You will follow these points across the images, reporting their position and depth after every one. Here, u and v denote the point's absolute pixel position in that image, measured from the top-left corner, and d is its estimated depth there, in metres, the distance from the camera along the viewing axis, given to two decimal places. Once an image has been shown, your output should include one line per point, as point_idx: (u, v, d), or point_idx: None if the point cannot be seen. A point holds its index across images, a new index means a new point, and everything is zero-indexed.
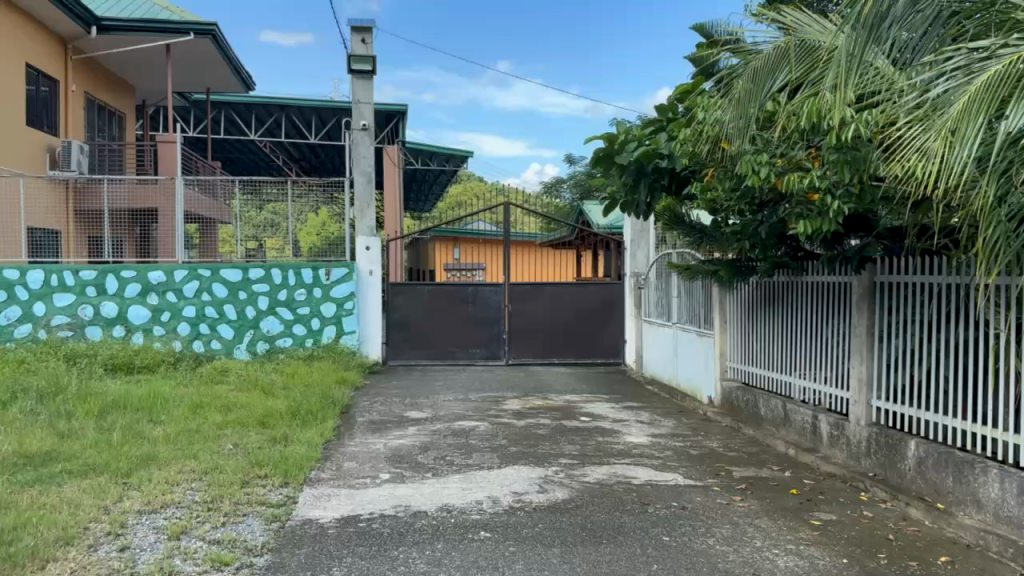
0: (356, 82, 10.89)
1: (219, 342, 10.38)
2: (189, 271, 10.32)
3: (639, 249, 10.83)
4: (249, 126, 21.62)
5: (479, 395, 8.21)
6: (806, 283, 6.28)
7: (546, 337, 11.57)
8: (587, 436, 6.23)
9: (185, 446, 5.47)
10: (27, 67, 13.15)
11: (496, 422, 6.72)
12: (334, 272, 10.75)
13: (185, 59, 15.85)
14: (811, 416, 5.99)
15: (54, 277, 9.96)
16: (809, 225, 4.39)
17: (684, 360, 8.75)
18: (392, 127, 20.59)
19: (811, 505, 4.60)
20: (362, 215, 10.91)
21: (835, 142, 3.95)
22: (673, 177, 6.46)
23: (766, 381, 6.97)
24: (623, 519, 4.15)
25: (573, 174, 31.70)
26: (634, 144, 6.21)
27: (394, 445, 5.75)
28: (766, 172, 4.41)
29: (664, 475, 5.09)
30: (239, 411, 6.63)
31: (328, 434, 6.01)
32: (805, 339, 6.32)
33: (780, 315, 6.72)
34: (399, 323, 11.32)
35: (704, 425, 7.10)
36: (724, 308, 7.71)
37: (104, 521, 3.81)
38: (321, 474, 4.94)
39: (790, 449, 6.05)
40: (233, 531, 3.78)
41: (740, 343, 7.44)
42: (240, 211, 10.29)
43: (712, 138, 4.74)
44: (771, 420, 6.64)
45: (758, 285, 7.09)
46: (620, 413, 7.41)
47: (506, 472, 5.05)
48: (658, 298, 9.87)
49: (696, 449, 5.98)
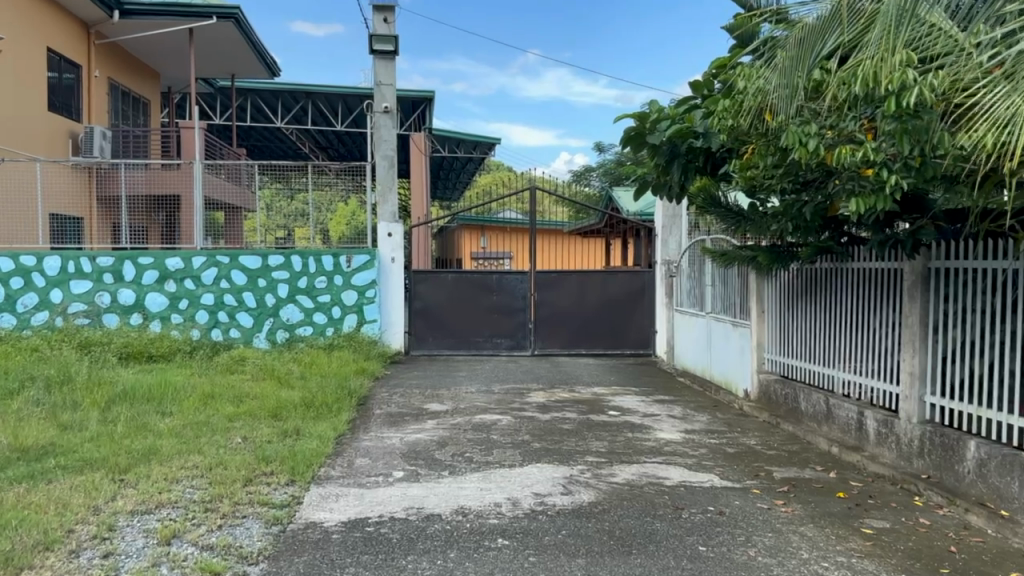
0: (378, 62, 10.56)
1: (238, 330, 10.14)
2: (207, 258, 10.08)
3: (671, 235, 10.40)
4: (275, 113, 21.43)
5: (503, 386, 7.88)
6: (851, 269, 5.85)
7: (574, 328, 11.18)
8: (615, 432, 5.87)
9: (191, 440, 5.22)
10: (48, 52, 12.98)
11: (519, 415, 6.38)
12: (354, 259, 10.45)
13: (208, 43, 15.59)
14: (857, 412, 5.59)
15: (70, 263, 9.80)
16: (861, 203, 3.95)
17: (719, 351, 8.33)
18: (419, 113, 20.25)
19: (860, 511, 4.20)
20: (383, 201, 10.54)
21: (894, 109, 3.51)
22: (708, 157, 6.09)
23: (806, 374, 6.57)
24: (655, 525, 3.80)
25: (602, 163, 31.20)
26: (666, 122, 5.85)
27: (410, 440, 5.43)
28: (815, 144, 4.01)
29: (699, 476, 4.72)
30: (250, 403, 6.37)
31: (342, 427, 5.71)
32: (850, 330, 5.91)
33: (822, 303, 6.30)
34: (422, 311, 11.00)
35: (739, 420, 6.71)
36: (761, 296, 7.29)
37: (91, 523, 3.54)
38: (331, 472, 4.62)
39: (833, 448, 5.67)
40: (228, 536, 3.48)
41: (779, 334, 7.03)
42: (268, 201, 10.02)
43: (754, 109, 4.34)
44: (812, 416, 6.24)
45: (798, 271, 6.66)
46: (650, 406, 7.03)
47: (528, 470, 4.70)
48: (691, 287, 9.46)
49: (733, 446, 5.59)
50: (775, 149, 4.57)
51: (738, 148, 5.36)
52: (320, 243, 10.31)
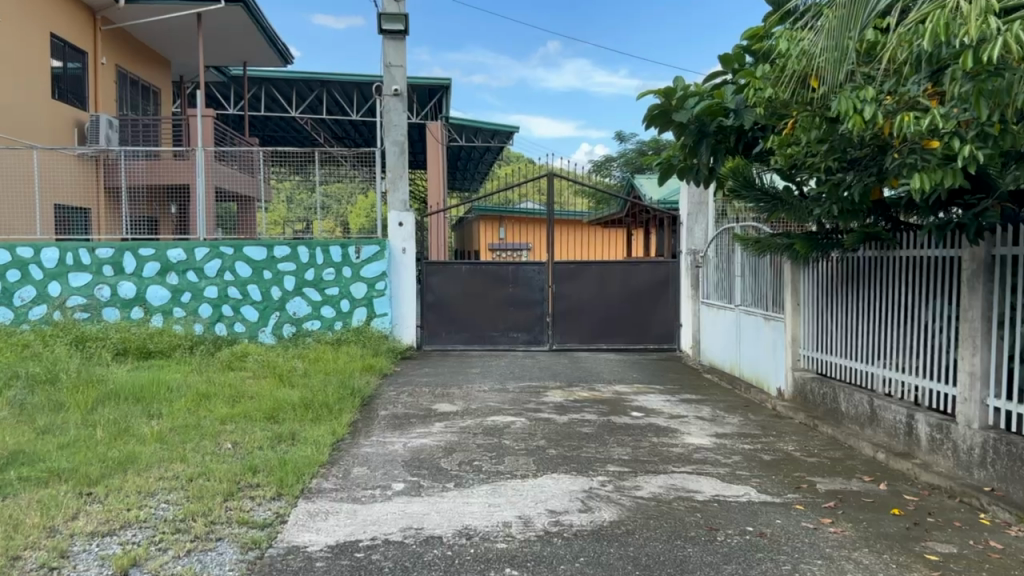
0: (388, 43, 10.08)
1: (243, 324, 9.75)
2: (210, 248, 9.68)
3: (697, 224, 9.88)
4: (290, 103, 21.02)
5: (518, 385, 7.40)
6: (898, 259, 5.30)
7: (594, 322, 10.68)
8: (639, 436, 5.37)
9: (175, 446, 4.79)
10: (52, 38, 12.60)
11: (535, 417, 5.90)
12: (364, 250, 10.01)
13: (217, 28, 15.15)
14: (906, 414, 5.07)
15: (69, 255, 9.44)
16: (926, 178, 3.38)
17: (750, 347, 7.80)
18: (435, 101, 19.76)
19: (921, 532, 3.68)
20: (394, 188, 10.03)
21: (971, 65, 2.94)
22: (740, 137, 5.61)
23: (847, 372, 6.04)
24: (687, 551, 3.31)
25: (624, 152, 30.51)
26: (695, 99, 5.38)
27: (414, 446, 4.96)
28: (873, 111, 3.36)
29: (735, 489, 4.22)
30: (246, 403, 5.94)
31: (341, 430, 5.25)
32: (896, 323, 5.37)
33: (865, 294, 5.77)
34: (434, 304, 10.54)
35: (774, 422, 6.20)
36: (797, 288, 6.76)
37: (42, 548, 3.12)
38: (323, 484, 4.16)
39: (879, 454, 5.15)
40: (195, 565, 3.03)
41: (815, 328, 6.51)
42: (288, 192, 9.64)
43: (799, 75, 3.75)
44: (854, 418, 5.73)
45: (838, 260, 6.11)
46: (677, 407, 6.52)
47: (543, 482, 4.22)
48: (719, 279, 8.93)
49: (769, 453, 5.07)
50: (823, 122, 4.03)
51: (776, 122, 4.86)
52: (336, 234, 10.02)
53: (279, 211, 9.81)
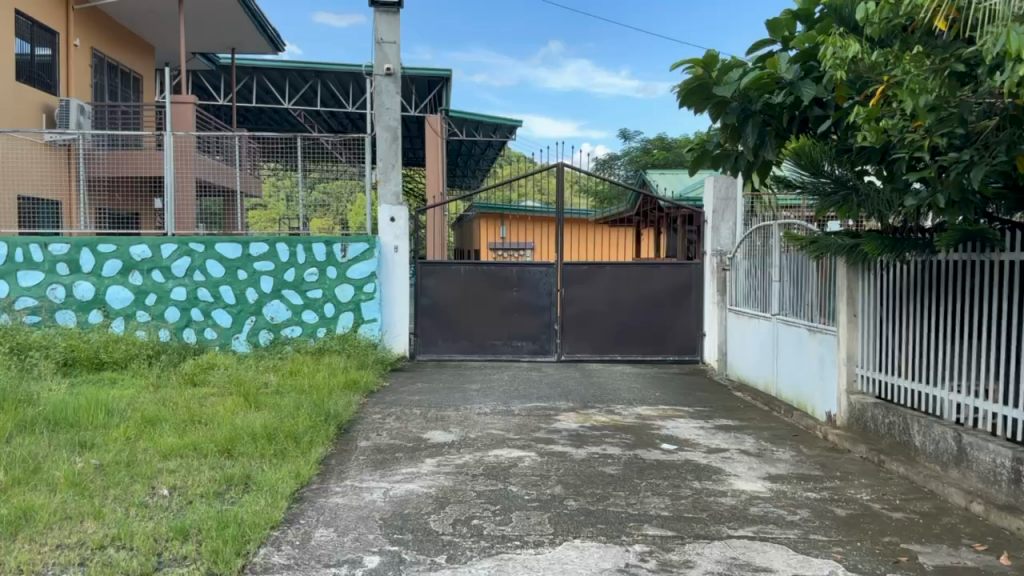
0: (379, 17, 9.06)
1: (215, 330, 8.73)
2: (179, 245, 8.66)
3: (724, 221, 8.95)
4: (282, 93, 19.93)
5: (524, 406, 6.38)
6: (996, 263, 4.28)
7: (606, 330, 9.66)
8: (678, 480, 4.35)
9: (91, 493, 3.76)
10: (18, 16, 11.55)
11: (546, 452, 4.87)
12: (350, 248, 8.98)
13: (203, 10, 14.12)
14: (1012, 457, 4.02)
15: (18, 251, 8.41)
16: None
17: (790, 363, 6.80)
18: (435, 95, 18.69)
19: None
20: (385, 179, 9.08)
21: None
22: (794, 117, 4.62)
23: (921, 399, 5.00)
24: None
25: (629, 151, 29.43)
26: (739, 70, 4.38)
27: (398, 495, 3.95)
28: None
29: (815, 565, 3.20)
30: (199, 431, 4.91)
31: (307, 471, 4.23)
32: (987, 342, 4.35)
33: (946, 306, 4.75)
34: (429, 310, 9.51)
35: (831, 458, 5.17)
36: (854, 296, 5.76)
37: None
38: (273, 556, 3.15)
39: (976, 505, 4.10)
40: None
41: (878, 346, 5.50)
42: (287, 189, 8.74)
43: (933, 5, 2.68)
44: (934, 457, 4.69)
45: (911, 265, 5.09)
46: (714, 437, 5.50)
47: (563, 554, 3.20)
48: (750, 285, 7.94)
49: (842, 506, 4.04)
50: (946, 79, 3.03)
51: (858, 91, 3.85)
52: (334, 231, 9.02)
53: (277, 208, 8.79)
